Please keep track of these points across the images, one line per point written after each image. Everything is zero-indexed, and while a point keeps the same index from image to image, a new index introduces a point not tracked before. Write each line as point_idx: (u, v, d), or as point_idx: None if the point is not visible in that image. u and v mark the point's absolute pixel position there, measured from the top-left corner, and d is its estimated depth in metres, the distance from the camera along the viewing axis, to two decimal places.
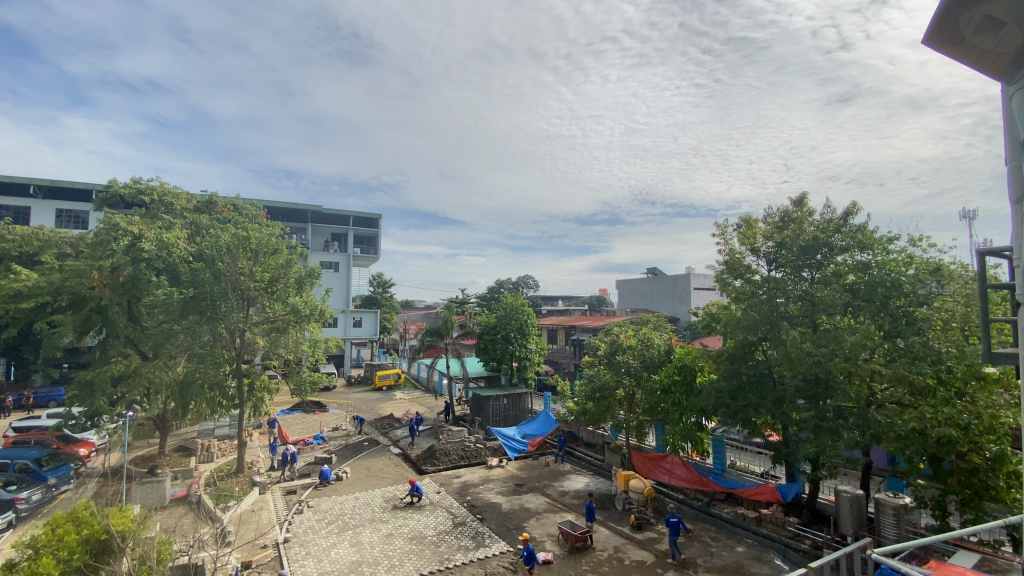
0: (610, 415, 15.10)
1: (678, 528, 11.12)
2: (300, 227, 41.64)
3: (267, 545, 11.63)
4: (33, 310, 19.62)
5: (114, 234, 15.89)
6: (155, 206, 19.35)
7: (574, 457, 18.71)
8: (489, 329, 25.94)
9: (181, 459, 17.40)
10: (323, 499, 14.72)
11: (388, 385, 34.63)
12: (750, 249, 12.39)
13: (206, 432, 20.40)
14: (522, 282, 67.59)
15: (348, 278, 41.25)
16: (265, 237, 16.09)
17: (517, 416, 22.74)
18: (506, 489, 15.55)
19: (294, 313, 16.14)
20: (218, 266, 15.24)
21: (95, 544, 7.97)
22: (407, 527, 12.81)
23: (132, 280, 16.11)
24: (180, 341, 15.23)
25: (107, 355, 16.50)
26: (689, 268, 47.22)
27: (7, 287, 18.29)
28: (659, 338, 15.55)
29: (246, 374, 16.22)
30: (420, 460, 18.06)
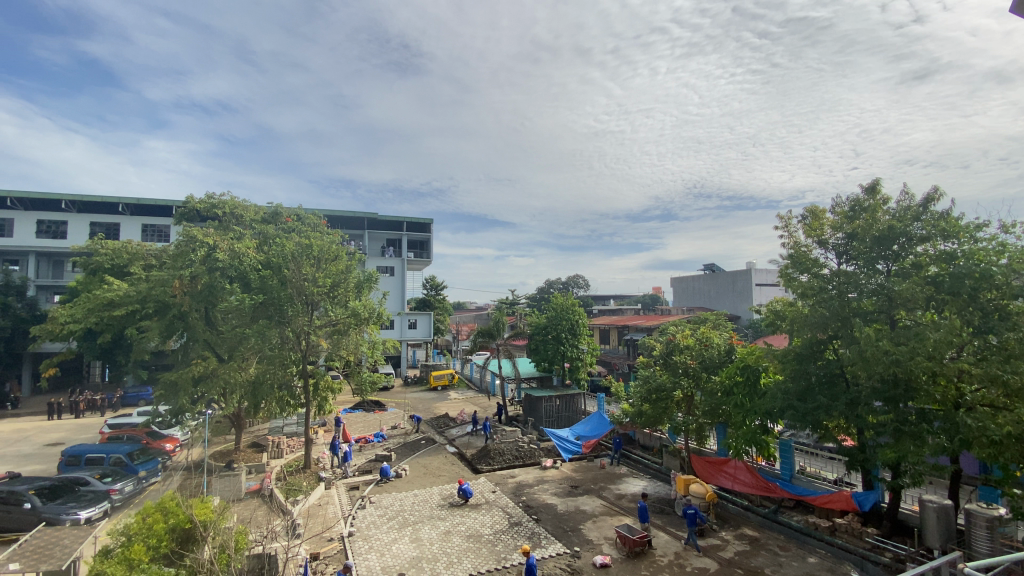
0: (668, 417, 14.65)
1: (695, 519, 11.75)
2: (358, 234, 43.38)
3: (333, 538, 12.16)
4: (125, 317, 21.53)
5: (192, 246, 17.20)
6: (227, 218, 20.77)
7: (631, 460, 18.34)
8: (541, 329, 25.93)
9: (255, 454, 18.56)
10: (384, 495, 15.23)
11: (442, 386, 35.43)
12: (817, 241, 11.68)
13: (275, 428, 21.63)
14: (572, 283, 67.11)
15: (403, 282, 42.58)
16: (327, 245, 16.87)
17: (570, 417, 22.55)
18: (561, 491, 15.48)
19: (354, 316, 16.82)
20: (285, 273, 16.17)
21: (181, 532, 8.69)
22: (464, 525, 13.02)
23: (208, 288, 17.32)
24: (251, 343, 16.21)
25: (189, 357, 17.87)
26: (750, 263, 45.07)
27: (102, 296, 20.17)
28: (718, 336, 15.05)
29: (312, 375, 17.15)
30: (475, 459, 18.29)
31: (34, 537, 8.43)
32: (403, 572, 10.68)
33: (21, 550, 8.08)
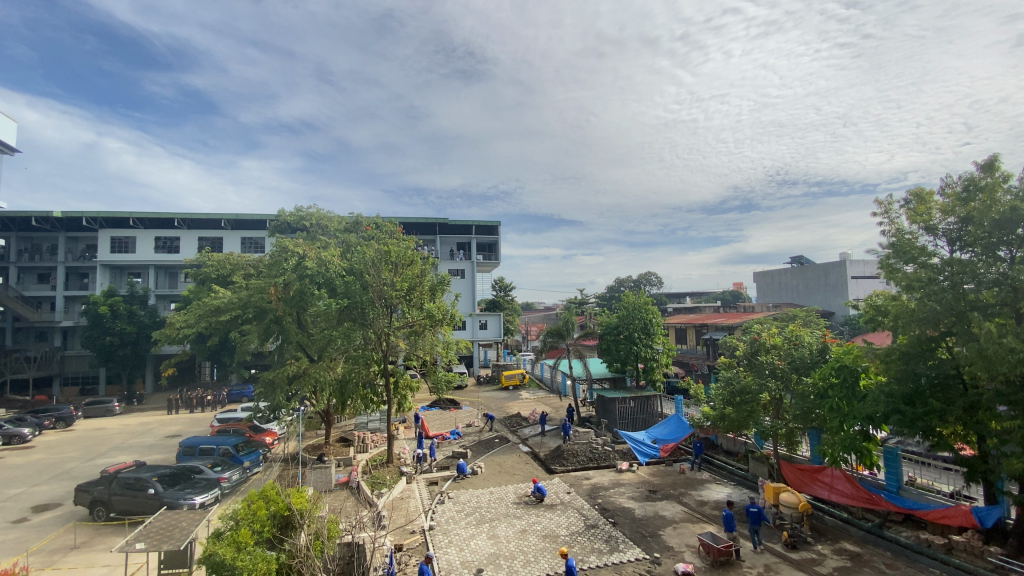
0: (753, 421, 13.75)
1: (758, 517, 11.58)
2: (430, 239, 44.99)
3: (415, 531, 12.69)
4: (228, 322, 23.81)
5: (284, 256, 18.97)
6: (313, 229, 22.43)
7: (713, 466, 17.51)
8: (612, 329, 25.45)
9: (343, 448, 19.82)
10: (462, 491, 15.68)
11: (514, 385, 35.87)
12: (924, 227, 10.51)
13: (360, 424, 22.99)
14: (645, 280, 65.30)
15: (473, 284, 43.56)
16: (403, 251, 17.66)
17: (646, 420, 21.95)
18: (638, 495, 15.09)
19: (430, 318, 17.45)
20: (366, 278, 17.12)
21: (280, 518, 9.53)
22: (540, 525, 13.08)
23: (299, 294, 18.77)
24: (337, 345, 17.29)
25: (284, 358, 19.44)
26: (845, 254, 41.46)
27: (210, 303, 22.46)
28: (810, 335, 14.06)
29: (392, 374, 18.07)
30: (550, 460, 18.31)
31: (156, 520, 9.44)
32: (482, 568, 10.92)
33: (147, 530, 9.09)
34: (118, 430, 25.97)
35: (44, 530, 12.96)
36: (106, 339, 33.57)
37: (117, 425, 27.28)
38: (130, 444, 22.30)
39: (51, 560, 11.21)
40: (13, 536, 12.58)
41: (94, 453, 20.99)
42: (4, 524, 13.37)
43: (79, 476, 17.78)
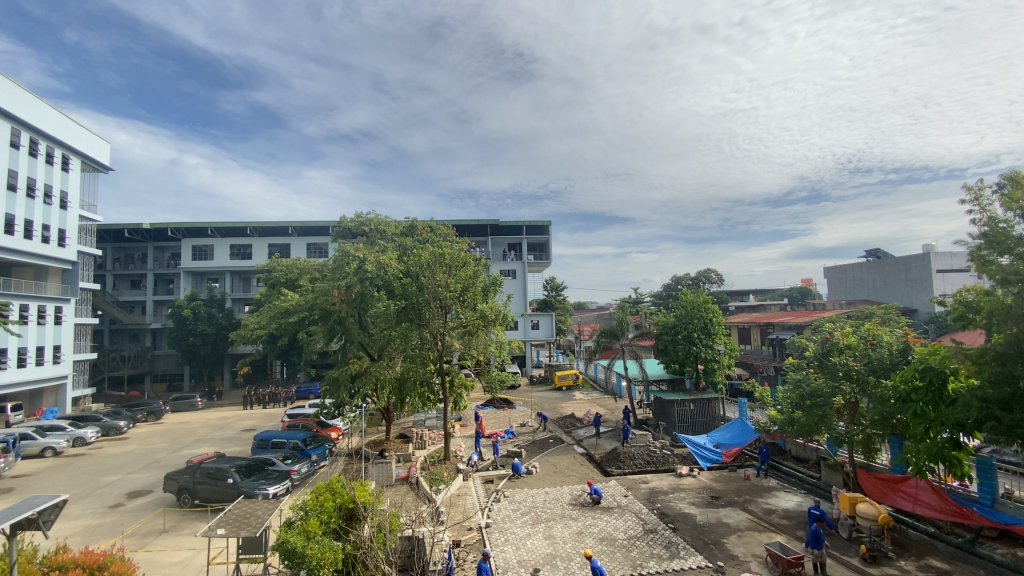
0: (825, 427, 12.89)
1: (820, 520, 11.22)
2: (482, 240, 45.60)
3: (472, 528, 12.88)
4: (295, 323, 25.25)
5: (346, 261, 20.00)
6: (372, 234, 23.39)
7: (781, 473, 16.61)
8: (669, 329, 24.73)
9: (402, 444, 20.48)
10: (517, 490, 15.80)
11: (568, 386, 35.67)
12: (1022, 215, 9.45)
13: (418, 422, 23.69)
14: (703, 278, 62.95)
15: (525, 284, 43.69)
16: (456, 253, 18.01)
17: (707, 423, 21.15)
18: (700, 501, 14.57)
19: (483, 318, 17.64)
20: (422, 280, 17.57)
21: (346, 510, 10.00)
22: (597, 527, 12.93)
23: (360, 296, 19.61)
24: (395, 345, 17.85)
25: (347, 357, 20.35)
26: (929, 246, 38.07)
27: (280, 306, 23.92)
28: (889, 335, 13.03)
29: (448, 373, 18.48)
30: (606, 462, 18.03)
31: (235, 507, 10.12)
32: (539, 568, 10.93)
33: (227, 517, 9.75)
34: (201, 423, 28.17)
35: (138, 514, 14.29)
36: (190, 339, 36.58)
37: (200, 419, 29.61)
38: (212, 437, 24.15)
39: (143, 543, 12.32)
40: (113, 518, 13.96)
41: (180, 444, 22.93)
42: (105, 508, 14.85)
43: (167, 465, 19.44)
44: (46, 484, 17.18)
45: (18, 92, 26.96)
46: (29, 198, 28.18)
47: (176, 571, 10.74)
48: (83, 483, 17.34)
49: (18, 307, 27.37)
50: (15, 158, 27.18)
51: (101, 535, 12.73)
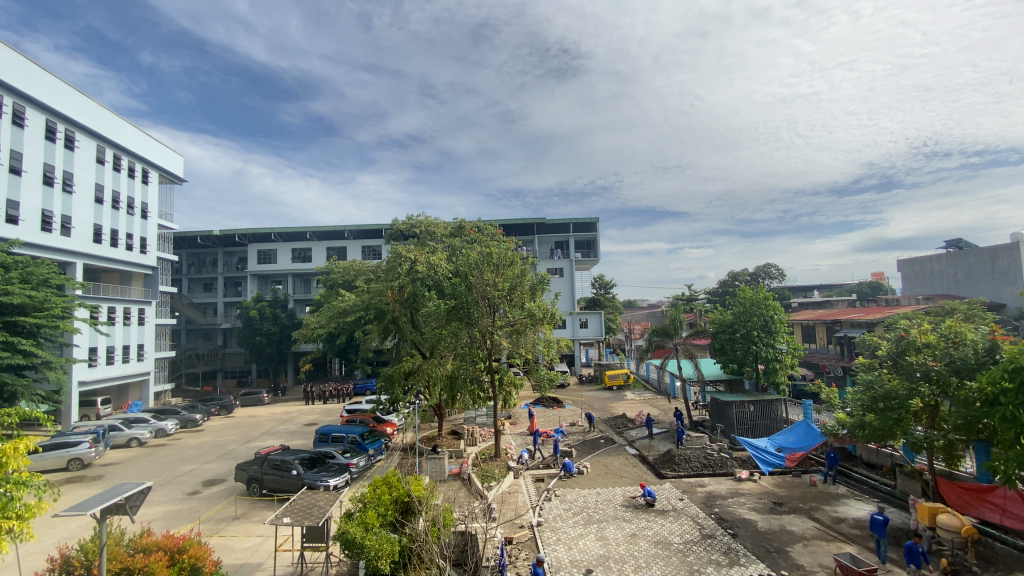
0: (901, 431, 11.99)
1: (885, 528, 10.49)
2: (529, 239, 45.68)
3: (524, 525, 12.93)
4: (353, 322, 26.12)
5: (399, 262, 20.62)
6: (423, 235, 23.99)
7: (851, 480, 15.62)
8: (726, 327, 23.78)
9: (454, 440, 20.86)
10: (568, 490, 15.73)
11: (618, 385, 35.10)
12: None
13: (469, 419, 24.08)
14: (762, 273, 60.11)
15: (573, 282, 43.33)
16: (504, 252, 18.08)
17: (768, 426, 20.17)
18: (761, 506, 13.92)
19: (531, 317, 17.64)
20: (470, 279, 17.72)
21: (402, 504, 10.31)
22: (651, 530, 12.65)
23: (412, 296, 20.15)
24: (446, 343, 18.16)
25: (401, 354, 20.98)
26: (1020, 235, 34.60)
27: (338, 306, 25.00)
28: (974, 332, 11.88)
29: (497, 371, 18.65)
30: (660, 464, 17.59)
31: (300, 498, 10.65)
32: (591, 569, 10.84)
33: (291, 507, 10.28)
34: (268, 417, 29.91)
35: (212, 502, 15.36)
36: (257, 338, 38.93)
37: (266, 413, 31.44)
38: (278, 430, 25.58)
39: (218, 528, 13.23)
40: (190, 505, 15.09)
41: (249, 437, 24.44)
42: (183, 495, 16.08)
43: (238, 456, 20.77)
44: (133, 471, 18.80)
45: (100, 112, 29.54)
46: (113, 210, 30.87)
47: (246, 556, 11.47)
48: (165, 471, 18.85)
49: (108, 309, 30.03)
50: (101, 173, 29.86)
51: (181, 520, 13.78)
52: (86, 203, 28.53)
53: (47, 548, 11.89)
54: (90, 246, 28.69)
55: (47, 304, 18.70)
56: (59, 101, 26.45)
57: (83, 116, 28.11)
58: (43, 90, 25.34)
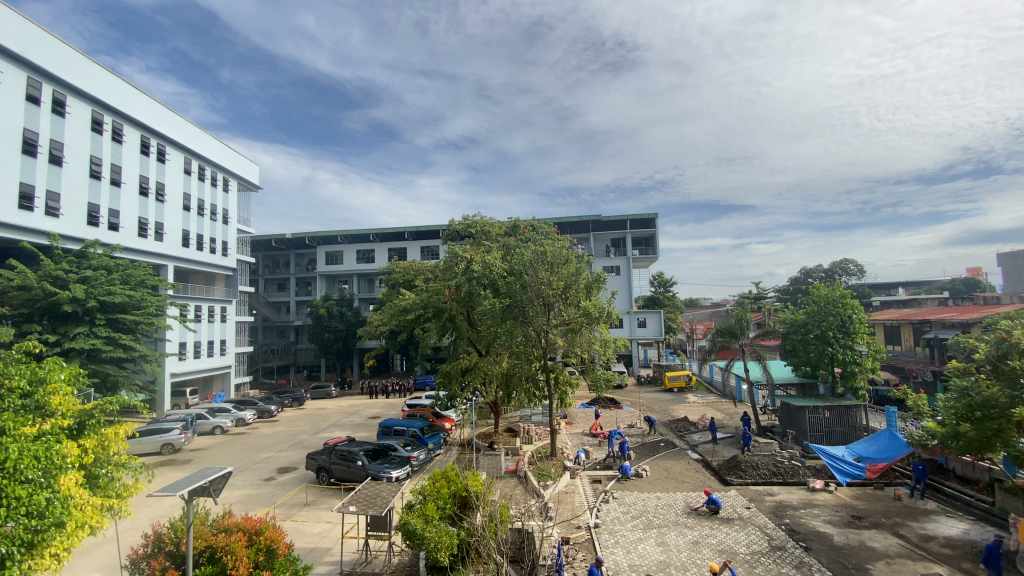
0: (1002, 444, 10.75)
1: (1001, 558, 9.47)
2: (584, 237, 45.24)
3: (581, 526, 12.79)
4: (413, 320, 26.82)
5: (455, 262, 21.01)
6: (478, 235, 24.33)
7: (942, 494, 14.21)
8: (798, 327, 22.32)
9: (511, 438, 21.03)
10: (627, 493, 15.38)
11: (679, 387, 33.99)
12: None
13: (525, 417, 24.23)
14: (838, 270, 55.98)
15: (631, 280, 42.40)
16: (559, 251, 17.87)
17: (845, 433, 18.74)
18: (837, 520, 12.96)
19: (586, 316, 17.31)
20: (525, 278, 17.56)
21: (460, 498, 10.52)
22: (715, 538, 12.11)
23: (468, 295, 20.46)
24: (502, 341, 18.30)
25: (458, 351, 21.44)
26: None
27: (398, 304, 25.90)
28: None
29: (552, 370, 18.63)
30: (724, 470, 16.83)
31: (364, 488, 11.10)
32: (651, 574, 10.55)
33: (357, 496, 10.76)
34: (335, 410, 31.54)
35: (286, 488, 16.37)
36: (326, 335, 41.16)
37: (334, 406, 33.17)
38: (344, 422, 26.91)
39: (291, 513, 14.09)
40: (266, 490, 16.17)
41: (319, 428, 25.88)
42: (261, 480, 17.28)
43: (308, 446, 22.04)
44: (217, 457, 20.43)
45: (187, 127, 32.35)
46: (199, 216, 33.64)
47: (316, 541, 12.13)
48: (244, 458, 20.32)
49: (195, 307, 32.80)
50: (188, 183, 32.63)
51: (259, 504, 14.82)
52: (175, 211, 31.28)
53: (143, 525, 13.16)
54: (179, 249, 31.46)
55: (143, 303, 20.68)
56: (151, 118, 29.17)
57: (172, 131, 30.89)
58: (137, 109, 28.05)
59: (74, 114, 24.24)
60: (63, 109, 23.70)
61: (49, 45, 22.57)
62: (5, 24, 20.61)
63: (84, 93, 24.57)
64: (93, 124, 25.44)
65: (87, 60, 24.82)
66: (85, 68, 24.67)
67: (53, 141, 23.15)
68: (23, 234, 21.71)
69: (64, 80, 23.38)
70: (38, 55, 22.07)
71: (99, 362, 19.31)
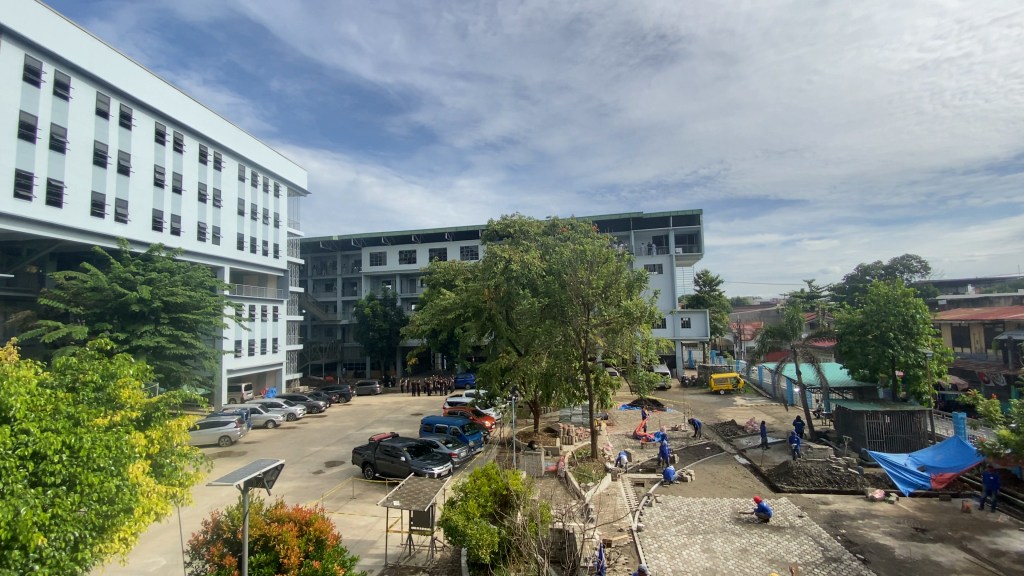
0: None
1: None
2: (625, 235, 44.58)
3: (623, 529, 12.58)
4: (453, 320, 27.20)
5: (495, 262, 21.16)
6: (517, 234, 24.44)
7: (1017, 508, 13.12)
8: (855, 328, 21.10)
9: (551, 437, 20.97)
10: (671, 497, 15.02)
11: (726, 389, 32.91)
12: None
13: (565, 417, 24.13)
14: (900, 266, 52.55)
15: (674, 279, 41.43)
16: (598, 249, 17.63)
17: (908, 441, 17.57)
18: (899, 532, 12.17)
19: (627, 315, 16.99)
20: (564, 278, 17.41)
21: (501, 496, 10.57)
22: (765, 547, 11.63)
23: (507, 295, 20.57)
24: (541, 340, 18.24)
25: (497, 351, 21.61)
26: None
27: (439, 304, 26.34)
28: None
29: (592, 370, 18.47)
30: (775, 476, 16.15)
31: (407, 483, 11.33)
32: None
33: (401, 490, 11.00)
34: (380, 406, 32.41)
35: (333, 481, 16.96)
36: (370, 333, 42.39)
37: (378, 402, 34.09)
38: (388, 419, 27.60)
39: (338, 506, 14.58)
40: (315, 483, 16.81)
41: (364, 423, 26.67)
42: (310, 473, 17.99)
43: (354, 441, 22.76)
44: (269, 450, 21.41)
45: (241, 136, 34.07)
46: (252, 220, 35.35)
47: (362, 533, 12.49)
48: (295, 451, 21.21)
49: (249, 307, 34.47)
50: (242, 189, 34.32)
51: (308, 496, 15.42)
52: (231, 215, 32.98)
53: (203, 513, 13.96)
54: (235, 252, 33.18)
55: (202, 303, 21.93)
56: (208, 128, 30.88)
57: (227, 140, 32.63)
58: (196, 120, 29.79)
59: (139, 126, 25.96)
60: (129, 121, 25.43)
61: (115, 62, 24.25)
62: (77, 44, 22.30)
63: (147, 106, 26.26)
64: (156, 135, 27.17)
65: (149, 74, 26.53)
66: (148, 82, 26.36)
67: (121, 152, 24.90)
68: (96, 239, 23.43)
69: (130, 95, 25.11)
70: (106, 71, 23.74)
71: (163, 358, 20.56)
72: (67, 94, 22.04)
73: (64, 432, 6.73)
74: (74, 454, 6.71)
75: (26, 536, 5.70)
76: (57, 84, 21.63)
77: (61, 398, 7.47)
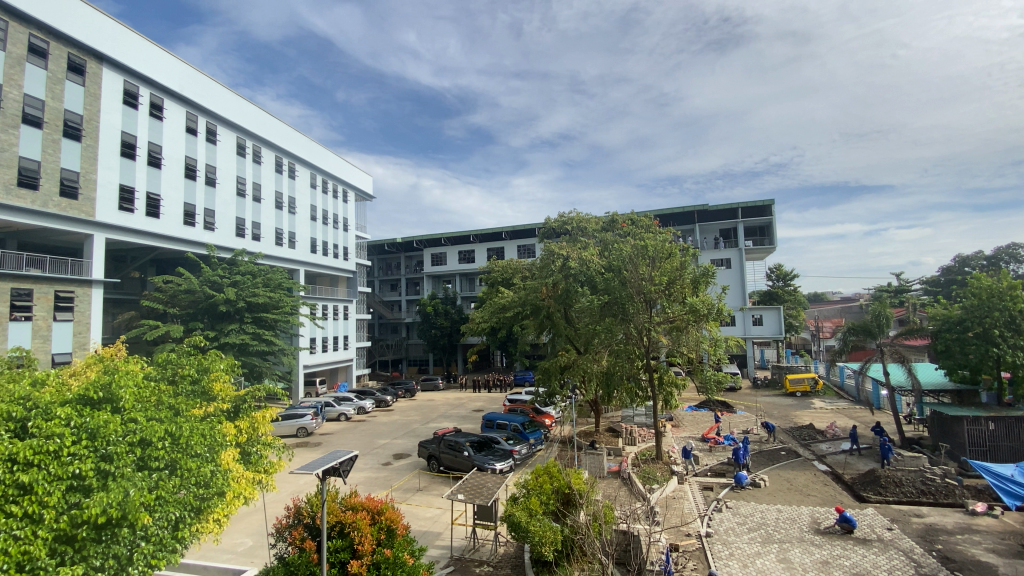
0: None
1: None
2: (689, 228, 42.96)
3: (691, 534, 12.15)
4: (512, 318, 27.37)
5: (553, 259, 21.08)
6: (575, 231, 24.22)
7: None
8: (951, 323, 19.01)
9: (613, 437, 20.63)
10: (742, 502, 14.33)
11: (802, 390, 30.94)
12: None
13: (628, 417, 23.64)
14: (1007, 256, 46.98)
15: (743, 273, 39.44)
16: (661, 244, 17.04)
17: (1017, 450, 15.64)
18: (1005, 549, 10.93)
19: (693, 313, 16.36)
20: (624, 274, 17.01)
21: (563, 494, 10.55)
22: (849, 560, 10.81)
23: (566, 292, 20.43)
24: (601, 338, 17.92)
25: (557, 349, 21.52)
26: None
27: (498, 302, 26.59)
28: None
29: (656, 369, 17.97)
30: (859, 484, 14.97)
31: (471, 478, 11.56)
32: None
33: (465, 485, 11.24)
34: (443, 402, 33.31)
35: (401, 473, 17.64)
36: (432, 331, 43.65)
37: (442, 398, 35.03)
38: (451, 414, 28.32)
39: (406, 497, 15.14)
40: (384, 474, 17.57)
41: (429, 418, 27.50)
42: (379, 464, 18.81)
43: (419, 435, 23.54)
44: (342, 441, 22.60)
45: (312, 145, 36.14)
46: (324, 225, 37.41)
47: (428, 525, 12.91)
48: (365, 443, 22.28)
49: (322, 306, 36.53)
50: (314, 196, 36.38)
51: (378, 486, 16.16)
52: (304, 221, 35.08)
53: (284, 499, 15.00)
54: (309, 255, 35.28)
55: (280, 303, 23.45)
56: (282, 139, 33.00)
57: (299, 150, 34.73)
58: (272, 132, 31.94)
59: (223, 141, 28.22)
60: (214, 137, 27.68)
61: (200, 83, 26.47)
62: (168, 69, 24.60)
63: (229, 122, 28.47)
64: (238, 149, 29.41)
65: (230, 93, 28.75)
66: (229, 100, 28.58)
67: (208, 166, 27.18)
68: (188, 246, 25.74)
69: (214, 113, 27.33)
70: (192, 92, 25.98)
71: (247, 354, 22.20)
72: (161, 115, 24.36)
73: (166, 422, 7.45)
74: (175, 442, 7.43)
75: (136, 516, 6.37)
76: (151, 106, 23.94)
77: (163, 391, 8.30)
